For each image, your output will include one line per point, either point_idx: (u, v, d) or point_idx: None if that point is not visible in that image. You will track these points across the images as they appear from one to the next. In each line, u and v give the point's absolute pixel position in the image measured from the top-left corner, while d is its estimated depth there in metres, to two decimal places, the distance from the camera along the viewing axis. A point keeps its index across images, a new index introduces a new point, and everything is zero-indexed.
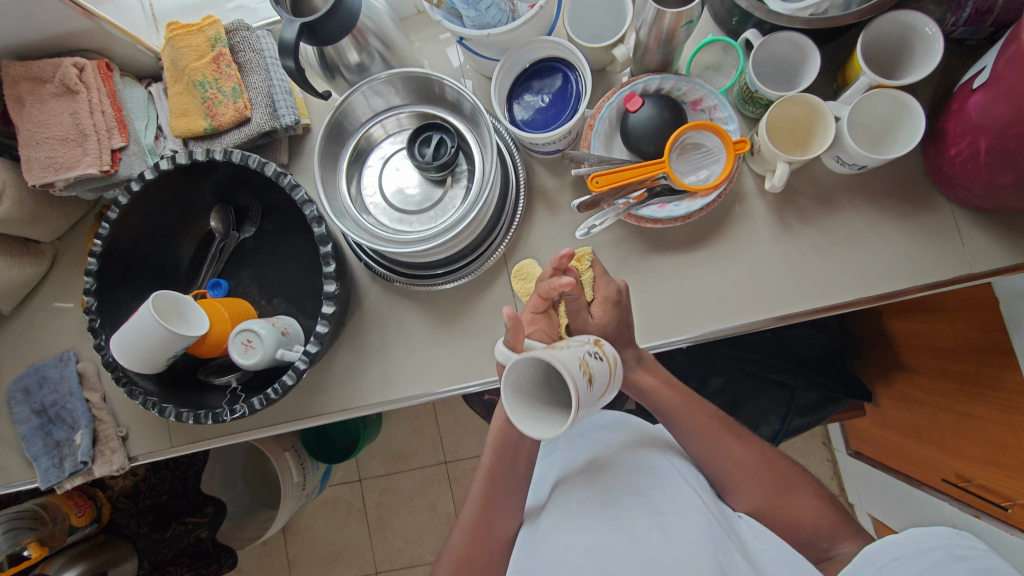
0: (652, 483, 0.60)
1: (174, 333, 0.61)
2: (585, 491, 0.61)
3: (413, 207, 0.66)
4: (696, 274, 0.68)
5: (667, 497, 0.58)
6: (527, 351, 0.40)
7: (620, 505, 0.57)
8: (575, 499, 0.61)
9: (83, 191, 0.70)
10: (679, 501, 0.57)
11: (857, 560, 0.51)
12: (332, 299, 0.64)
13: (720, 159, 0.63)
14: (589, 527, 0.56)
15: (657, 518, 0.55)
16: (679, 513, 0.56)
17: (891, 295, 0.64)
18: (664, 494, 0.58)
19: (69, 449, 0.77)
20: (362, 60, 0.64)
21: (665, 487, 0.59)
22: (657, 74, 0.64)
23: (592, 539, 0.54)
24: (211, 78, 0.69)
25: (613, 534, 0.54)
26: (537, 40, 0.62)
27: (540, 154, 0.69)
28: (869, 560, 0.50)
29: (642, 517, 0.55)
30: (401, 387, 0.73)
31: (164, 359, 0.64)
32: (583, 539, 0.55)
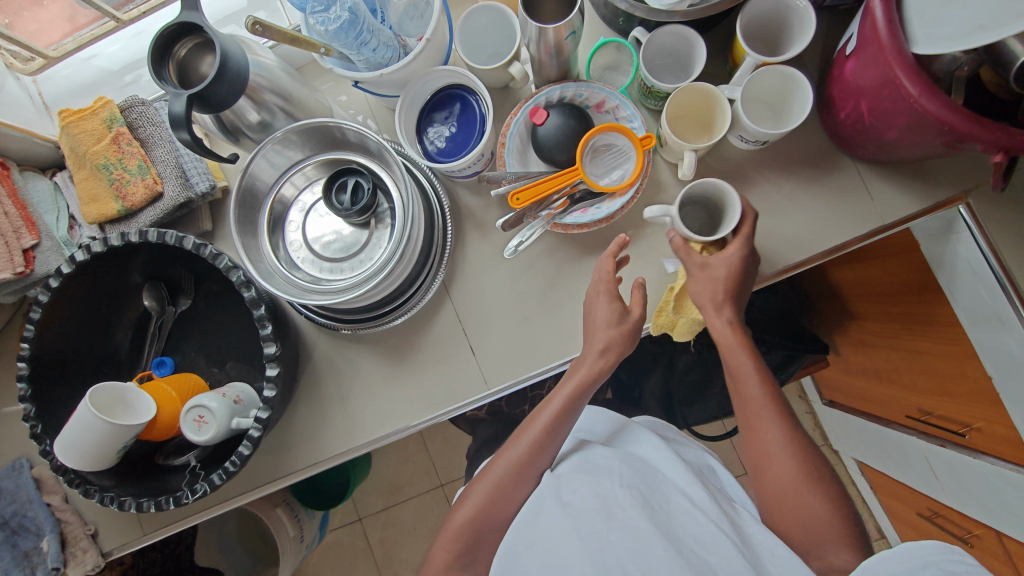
0: (641, 480, 0.59)
1: (112, 424, 0.59)
2: (576, 482, 0.60)
3: (342, 255, 0.65)
4: (630, 269, 0.69)
5: (654, 492, 0.58)
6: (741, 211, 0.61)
7: (610, 496, 0.57)
8: (564, 489, 0.60)
9: (2, 297, 0.68)
10: (666, 497, 0.58)
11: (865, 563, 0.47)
12: (274, 361, 0.62)
13: (631, 156, 0.64)
14: (582, 516, 0.56)
15: (647, 510, 0.55)
16: (667, 509, 0.56)
17: (841, 248, 0.66)
18: (655, 492, 0.58)
19: (38, 558, 0.75)
20: (263, 117, 0.63)
21: (651, 483, 0.59)
22: (556, 84, 0.65)
23: (580, 527, 0.55)
24: (114, 159, 0.68)
25: (603, 524, 0.54)
26: (432, 71, 0.62)
27: (460, 178, 0.69)
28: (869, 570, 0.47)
29: (632, 508, 0.55)
30: (366, 430, 0.72)
31: (114, 451, 0.62)
32: (573, 525, 0.55)
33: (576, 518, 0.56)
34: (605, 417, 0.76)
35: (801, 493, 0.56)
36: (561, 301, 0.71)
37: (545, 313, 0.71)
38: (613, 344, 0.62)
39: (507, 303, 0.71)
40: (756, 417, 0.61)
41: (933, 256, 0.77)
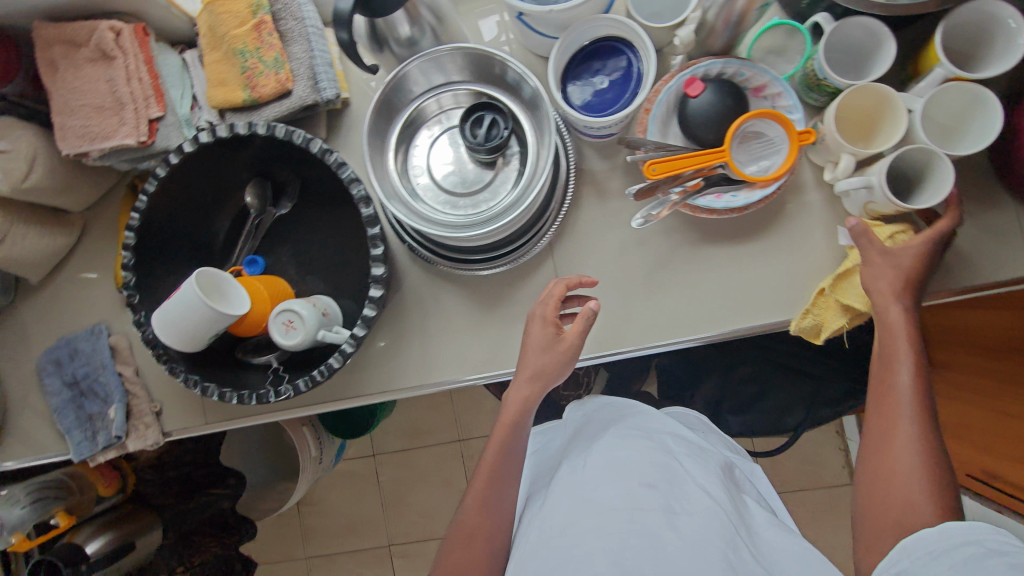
0: (663, 477, 0.58)
1: (216, 311, 0.60)
2: (597, 474, 0.59)
3: (462, 189, 0.64)
4: (745, 265, 0.67)
5: (675, 490, 0.56)
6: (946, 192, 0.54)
7: (632, 494, 0.55)
8: (585, 484, 0.58)
9: (118, 162, 0.67)
10: (690, 498, 0.56)
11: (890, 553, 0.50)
12: (380, 282, 0.62)
13: (782, 149, 0.60)
14: (602, 514, 0.54)
15: (668, 516, 0.53)
16: (688, 511, 0.54)
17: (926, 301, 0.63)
18: (678, 493, 0.56)
19: (102, 423, 0.77)
20: (413, 34, 0.61)
21: (672, 478, 0.58)
22: (719, 57, 0.62)
23: (598, 525, 0.53)
24: (251, 47, 0.66)
25: (623, 523, 0.52)
26: (597, 19, 0.59)
27: (592, 137, 0.66)
28: (906, 551, 0.49)
29: (654, 512, 0.53)
30: (441, 370, 0.72)
31: (203, 333, 0.62)
32: (593, 523, 0.53)
33: (597, 513, 0.54)
34: (627, 403, 0.75)
35: (909, 474, 0.54)
36: (668, 283, 0.69)
37: (647, 293, 0.69)
38: (545, 368, 0.62)
39: (610, 274, 0.70)
40: (886, 403, 0.58)
41: None
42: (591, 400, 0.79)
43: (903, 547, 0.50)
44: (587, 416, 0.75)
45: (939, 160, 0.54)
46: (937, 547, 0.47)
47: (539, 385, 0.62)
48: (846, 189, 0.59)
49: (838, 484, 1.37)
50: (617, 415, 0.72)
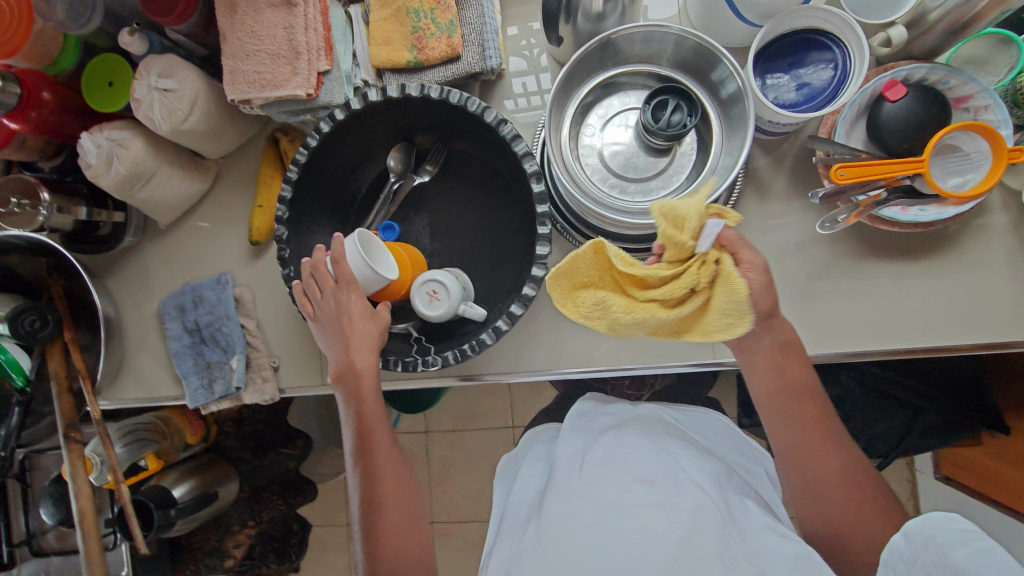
0: (660, 471, 0.56)
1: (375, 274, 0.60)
2: (595, 469, 0.57)
3: (633, 174, 0.62)
4: (916, 284, 0.63)
5: (672, 482, 0.54)
6: None
7: (627, 493, 0.53)
8: (581, 479, 0.57)
9: (277, 113, 0.66)
10: (687, 489, 0.53)
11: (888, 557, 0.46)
12: (544, 263, 0.59)
13: (979, 167, 0.57)
14: (596, 510, 0.52)
15: (665, 509, 0.51)
16: (684, 502, 0.52)
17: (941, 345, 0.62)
18: (673, 484, 0.54)
19: (220, 372, 0.77)
20: (604, 9, 0.58)
21: (671, 470, 0.56)
22: (922, 63, 0.59)
23: (596, 523, 0.51)
24: (427, 7, 0.65)
25: (616, 521, 0.51)
26: (804, 9, 0.56)
27: (765, 133, 0.64)
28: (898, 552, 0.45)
29: (649, 508, 0.52)
30: (572, 357, 0.70)
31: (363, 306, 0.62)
32: (590, 520, 0.52)
33: (592, 506, 0.53)
34: (626, 406, 0.72)
35: (867, 525, 0.53)
36: (827, 295, 0.65)
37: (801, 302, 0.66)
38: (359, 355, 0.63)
39: None
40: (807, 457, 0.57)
41: None
42: (608, 399, 0.76)
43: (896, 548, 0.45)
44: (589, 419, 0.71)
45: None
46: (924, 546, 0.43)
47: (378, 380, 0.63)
48: None
49: None
50: (609, 418, 0.70)
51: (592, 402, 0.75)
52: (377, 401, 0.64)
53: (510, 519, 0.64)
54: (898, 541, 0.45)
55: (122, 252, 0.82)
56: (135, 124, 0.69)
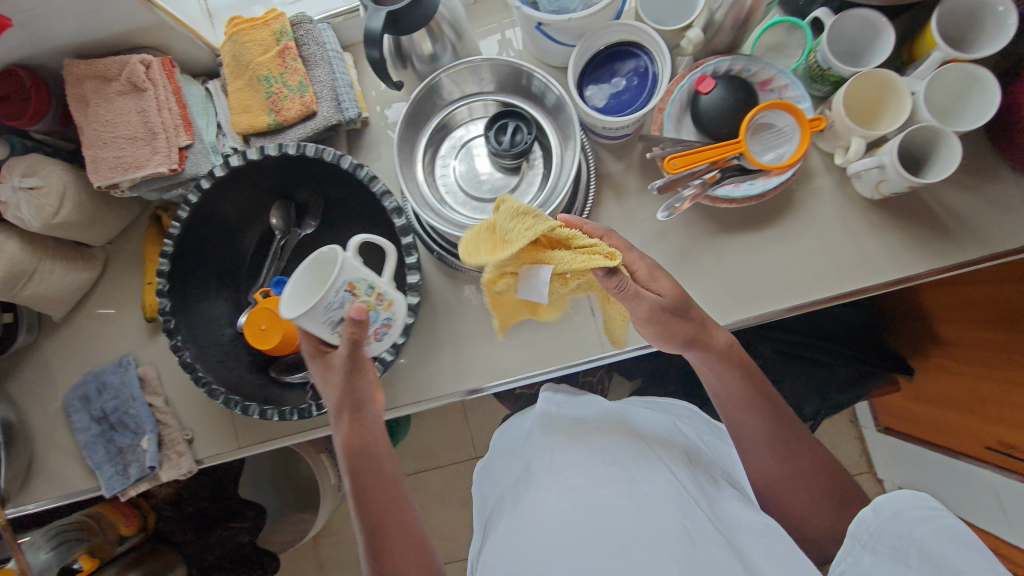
0: (630, 458, 0.57)
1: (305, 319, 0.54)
2: (565, 461, 0.59)
3: (490, 195, 0.66)
4: (768, 251, 0.69)
5: (639, 467, 0.56)
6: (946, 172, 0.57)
7: (594, 475, 0.55)
8: (553, 468, 0.58)
9: (147, 192, 0.68)
10: (653, 472, 0.55)
11: (853, 528, 0.50)
12: (416, 289, 0.63)
13: (792, 138, 0.63)
14: (567, 494, 0.54)
15: (629, 487, 0.53)
16: (651, 482, 0.54)
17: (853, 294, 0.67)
18: (642, 469, 0.56)
19: (134, 455, 0.76)
20: (435, 50, 0.64)
21: (640, 456, 0.58)
22: (726, 56, 0.65)
23: (566, 508, 0.52)
24: (276, 72, 0.68)
25: (586, 504, 0.52)
26: (609, 26, 0.61)
27: (607, 138, 0.69)
28: (863, 526, 0.49)
29: (612, 487, 0.53)
30: (473, 376, 0.73)
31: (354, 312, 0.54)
32: (560, 505, 0.53)
33: (563, 492, 0.54)
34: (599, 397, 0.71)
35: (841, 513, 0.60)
36: (694, 274, 0.70)
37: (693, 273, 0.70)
38: (339, 398, 0.58)
39: None
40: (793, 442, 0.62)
41: None
42: (577, 391, 0.75)
43: (861, 520, 0.49)
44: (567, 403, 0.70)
45: (945, 134, 0.57)
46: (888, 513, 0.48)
47: (356, 421, 0.59)
48: (859, 170, 0.61)
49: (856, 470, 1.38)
50: (586, 402, 0.70)
51: (561, 395, 0.73)
52: (372, 427, 0.60)
53: (493, 516, 0.63)
54: (866, 515, 0.49)
55: (21, 352, 0.81)
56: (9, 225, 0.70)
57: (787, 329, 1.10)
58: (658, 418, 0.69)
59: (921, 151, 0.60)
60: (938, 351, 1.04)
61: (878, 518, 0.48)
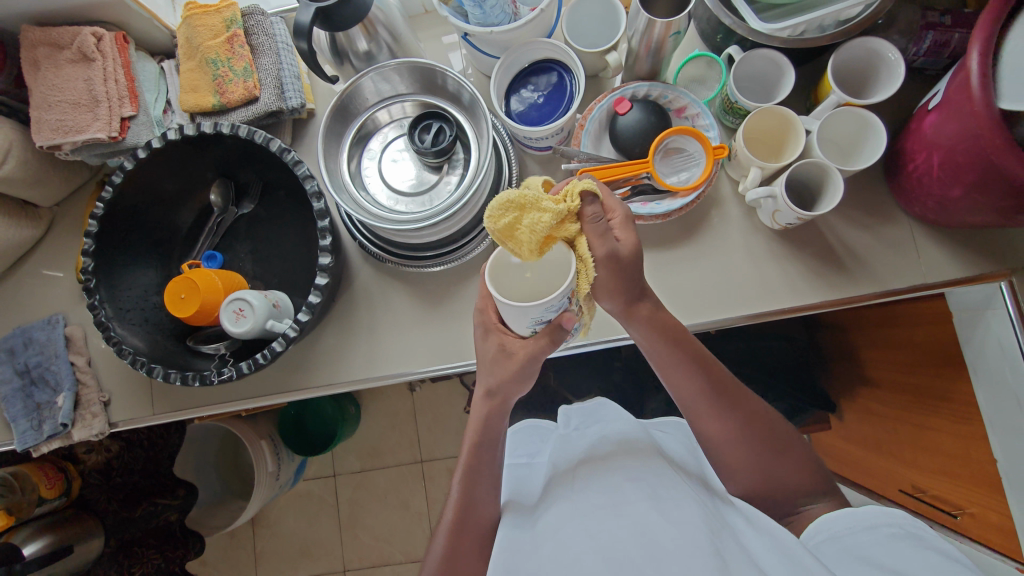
0: (652, 473, 0.59)
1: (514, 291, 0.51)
2: (589, 484, 0.61)
3: (410, 191, 0.69)
4: (674, 270, 0.72)
5: (665, 483, 0.58)
6: (829, 209, 0.60)
7: (620, 492, 0.57)
8: (578, 493, 0.60)
9: (89, 157, 0.71)
10: (676, 487, 0.57)
11: (818, 525, 0.56)
12: (326, 271, 0.67)
13: (700, 163, 0.67)
14: (592, 514, 0.56)
15: (655, 502, 0.55)
16: (675, 496, 0.55)
17: (803, 309, 0.69)
18: (666, 484, 0.57)
19: (49, 412, 0.78)
20: (371, 49, 0.68)
21: (662, 474, 0.60)
22: (645, 81, 0.69)
23: (593, 526, 0.54)
24: (223, 57, 0.72)
25: (611, 519, 0.54)
26: (534, 42, 0.66)
27: (534, 149, 0.72)
28: (829, 526, 0.55)
29: (638, 502, 0.55)
30: (385, 364, 0.76)
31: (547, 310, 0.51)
32: (583, 524, 0.55)
33: (588, 514, 0.56)
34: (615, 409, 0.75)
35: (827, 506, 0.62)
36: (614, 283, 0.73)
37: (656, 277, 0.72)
38: (495, 387, 0.63)
39: None
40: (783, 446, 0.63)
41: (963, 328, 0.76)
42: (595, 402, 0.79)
43: (827, 522, 0.56)
44: (594, 425, 0.72)
45: (831, 172, 0.60)
46: (859, 523, 0.54)
47: (497, 405, 0.65)
48: (754, 198, 0.64)
49: None
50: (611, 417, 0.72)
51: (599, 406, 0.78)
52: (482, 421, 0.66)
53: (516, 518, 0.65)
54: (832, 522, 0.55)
55: None
56: None
57: (723, 357, 1.12)
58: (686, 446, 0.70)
59: (816, 185, 0.63)
60: (863, 392, 1.05)
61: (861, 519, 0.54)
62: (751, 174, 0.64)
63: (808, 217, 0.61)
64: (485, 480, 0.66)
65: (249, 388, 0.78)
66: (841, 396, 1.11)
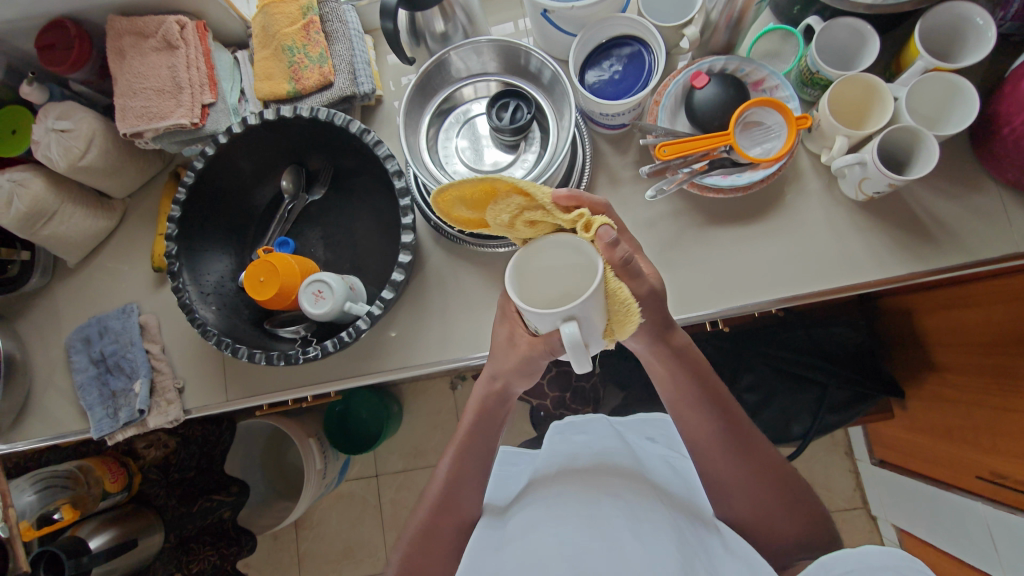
0: (631, 489, 0.58)
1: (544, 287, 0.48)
2: (562, 488, 0.59)
3: (487, 168, 0.69)
4: (753, 245, 0.71)
5: (643, 503, 0.57)
6: (924, 171, 0.59)
7: (596, 503, 0.56)
8: (549, 496, 0.59)
9: (168, 144, 0.73)
10: (655, 509, 0.56)
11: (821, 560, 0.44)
12: (409, 249, 0.67)
13: (781, 134, 0.66)
14: (563, 519, 0.55)
15: (631, 519, 0.54)
16: (652, 517, 0.55)
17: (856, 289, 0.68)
18: (642, 503, 0.57)
19: (125, 399, 0.78)
20: (446, 30, 0.68)
21: (644, 495, 0.58)
22: (721, 55, 0.69)
23: (562, 529, 0.53)
24: (299, 44, 0.73)
25: (585, 529, 0.53)
26: (612, 18, 0.66)
27: (606, 127, 0.72)
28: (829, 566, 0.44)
29: (614, 517, 0.54)
30: (457, 347, 0.76)
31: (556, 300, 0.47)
32: (552, 527, 0.54)
33: (555, 518, 0.55)
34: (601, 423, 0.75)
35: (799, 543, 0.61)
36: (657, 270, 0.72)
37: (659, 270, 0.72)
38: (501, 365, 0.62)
39: None
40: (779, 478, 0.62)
41: None
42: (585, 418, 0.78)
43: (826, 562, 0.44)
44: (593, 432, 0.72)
45: (925, 138, 0.59)
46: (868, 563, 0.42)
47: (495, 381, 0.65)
48: (840, 166, 0.64)
49: (845, 507, 1.39)
50: (602, 430, 0.72)
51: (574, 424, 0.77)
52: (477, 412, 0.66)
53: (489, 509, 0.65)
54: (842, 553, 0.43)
55: (32, 293, 0.85)
56: (37, 167, 0.76)
57: (780, 345, 1.10)
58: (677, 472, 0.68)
59: (907, 152, 0.62)
60: (932, 379, 1.02)
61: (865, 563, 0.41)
62: (837, 142, 0.63)
63: (901, 180, 0.59)
64: (476, 465, 0.65)
65: (317, 373, 0.78)
66: (905, 383, 1.08)
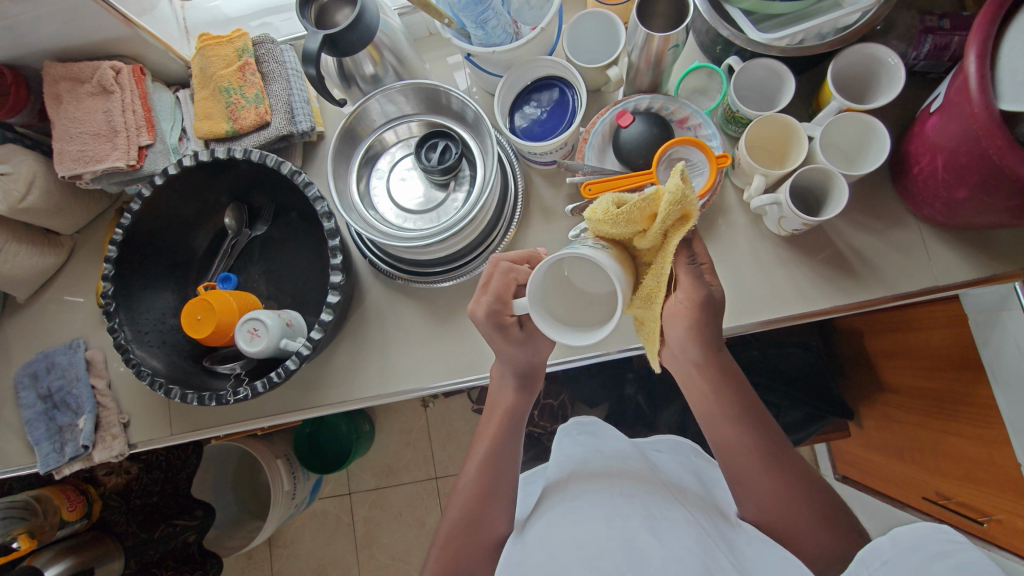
0: (644, 493, 0.60)
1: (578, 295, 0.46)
2: (580, 495, 0.61)
3: (416, 208, 0.71)
4: None
5: (661, 506, 0.58)
6: (835, 212, 0.60)
7: (610, 504, 0.58)
8: (568, 502, 0.60)
9: (108, 185, 0.74)
10: (671, 509, 0.58)
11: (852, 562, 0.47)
12: (337, 289, 0.68)
13: (703, 171, 0.67)
14: (587, 521, 0.56)
15: (648, 520, 0.56)
16: (671, 519, 0.56)
17: (814, 313, 0.69)
18: (658, 502, 0.58)
19: (70, 434, 0.79)
20: (377, 72, 0.70)
21: (657, 497, 0.60)
22: (646, 94, 0.70)
23: (582, 533, 0.54)
24: (236, 85, 0.74)
25: (604, 529, 0.55)
26: (536, 59, 0.67)
27: (538, 164, 0.73)
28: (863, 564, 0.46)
29: (631, 518, 0.56)
30: (397, 380, 0.77)
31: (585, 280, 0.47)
32: (574, 533, 0.55)
33: (575, 522, 0.56)
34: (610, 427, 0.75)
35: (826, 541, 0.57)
36: None
37: None
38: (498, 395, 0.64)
39: None
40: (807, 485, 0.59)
41: (978, 330, 0.74)
42: (586, 421, 0.77)
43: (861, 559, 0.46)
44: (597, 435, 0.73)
45: (836, 179, 0.60)
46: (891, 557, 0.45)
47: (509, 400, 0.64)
48: (759, 205, 0.64)
49: None
50: (602, 431, 0.74)
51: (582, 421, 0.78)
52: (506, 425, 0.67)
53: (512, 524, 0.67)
54: (881, 544, 0.46)
55: None
56: None
57: None
58: (694, 479, 0.69)
59: (821, 189, 0.63)
60: (882, 399, 1.03)
61: (896, 548, 0.45)
62: (753, 183, 0.64)
63: (812, 220, 0.60)
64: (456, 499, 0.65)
65: (271, 404, 0.79)
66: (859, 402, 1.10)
